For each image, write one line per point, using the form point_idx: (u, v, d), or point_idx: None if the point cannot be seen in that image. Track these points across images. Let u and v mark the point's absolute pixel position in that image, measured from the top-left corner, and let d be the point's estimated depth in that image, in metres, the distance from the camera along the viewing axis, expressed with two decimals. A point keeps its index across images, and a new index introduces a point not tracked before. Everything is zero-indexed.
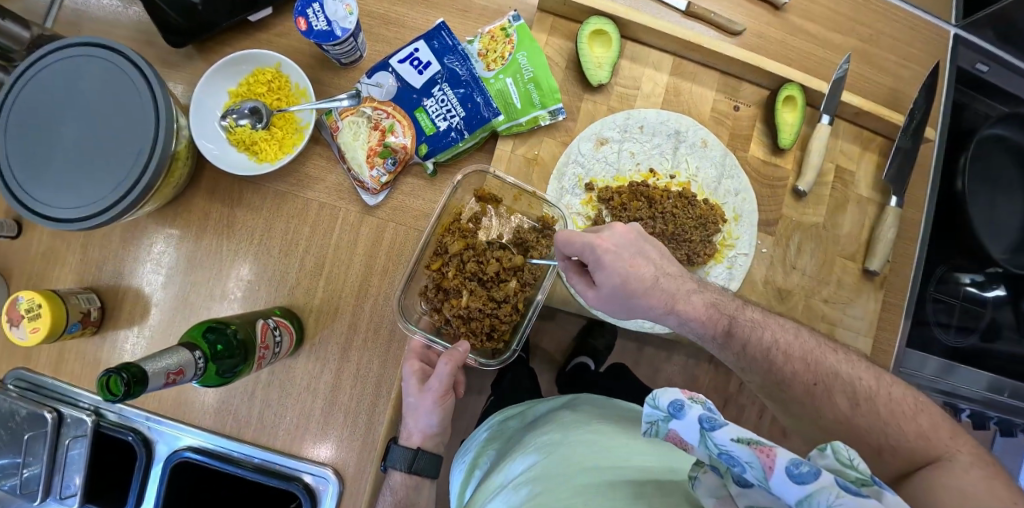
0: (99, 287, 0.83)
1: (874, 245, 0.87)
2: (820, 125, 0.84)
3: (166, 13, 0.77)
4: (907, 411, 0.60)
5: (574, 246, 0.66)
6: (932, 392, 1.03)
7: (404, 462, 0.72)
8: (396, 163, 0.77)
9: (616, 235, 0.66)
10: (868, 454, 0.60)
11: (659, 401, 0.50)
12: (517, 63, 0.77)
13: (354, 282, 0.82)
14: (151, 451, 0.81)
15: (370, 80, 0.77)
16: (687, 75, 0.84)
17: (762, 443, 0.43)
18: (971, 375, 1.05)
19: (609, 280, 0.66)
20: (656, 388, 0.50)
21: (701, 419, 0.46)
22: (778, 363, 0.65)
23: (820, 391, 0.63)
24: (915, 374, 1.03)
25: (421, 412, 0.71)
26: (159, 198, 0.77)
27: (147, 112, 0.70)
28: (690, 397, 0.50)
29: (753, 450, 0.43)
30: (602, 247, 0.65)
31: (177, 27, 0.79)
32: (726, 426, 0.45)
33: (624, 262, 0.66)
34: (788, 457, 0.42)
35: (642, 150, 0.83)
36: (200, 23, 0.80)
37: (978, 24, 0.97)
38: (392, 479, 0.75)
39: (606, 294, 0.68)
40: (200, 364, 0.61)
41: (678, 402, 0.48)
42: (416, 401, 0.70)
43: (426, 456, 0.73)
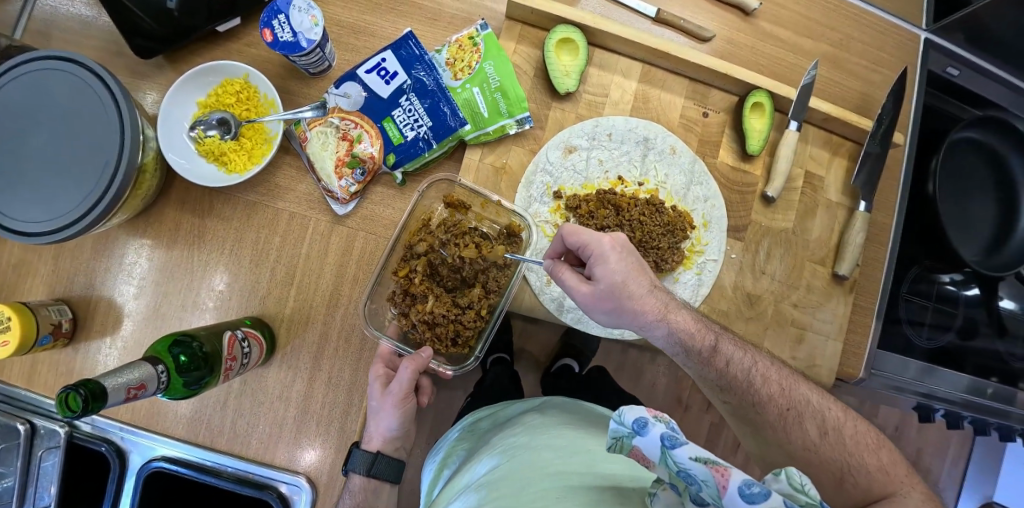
0: (72, 299, 0.83)
1: (843, 250, 0.87)
2: (788, 131, 0.85)
3: (140, 18, 0.77)
4: (871, 447, 0.63)
5: (587, 235, 0.65)
6: (910, 395, 1.03)
7: (362, 465, 0.69)
8: (364, 174, 0.77)
9: (623, 238, 0.68)
10: (829, 482, 0.61)
11: (624, 418, 0.53)
12: (484, 73, 0.77)
13: (325, 290, 0.82)
14: (125, 462, 0.81)
15: (338, 90, 0.78)
16: (656, 82, 0.84)
17: (718, 463, 0.48)
18: (949, 378, 1.05)
19: (611, 276, 0.65)
20: (623, 405, 0.53)
21: (663, 436, 0.50)
22: (755, 384, 0.66)
23: (794, 416, 0.65)
24: (894, 377, 1.03)
25: (383, 417, 0.69)
26: (129, 209, 0.77)
27: (113, 125, 0.70)
28: (654, 415, 0.53)
29: (709, 469, 0.48)
30: (610, 243, 0.66)
31: (151, 32, 0.79)
32: (686, 445, 0.50)
33: (628, 263, 0.67)
34: (741, 478, 0.47)
35: (611, 158, 0.83)
36: (177, 30, 0.80)
37: (948, 28, 0.98)
38: (352, 481, 0.71)
39: (603, 290, 0.65)
40: (163, 377, 0.61)
41: (643, 421, 0.52)
42: (379, 405, 0.69)
43: (385, 460, 0.70)
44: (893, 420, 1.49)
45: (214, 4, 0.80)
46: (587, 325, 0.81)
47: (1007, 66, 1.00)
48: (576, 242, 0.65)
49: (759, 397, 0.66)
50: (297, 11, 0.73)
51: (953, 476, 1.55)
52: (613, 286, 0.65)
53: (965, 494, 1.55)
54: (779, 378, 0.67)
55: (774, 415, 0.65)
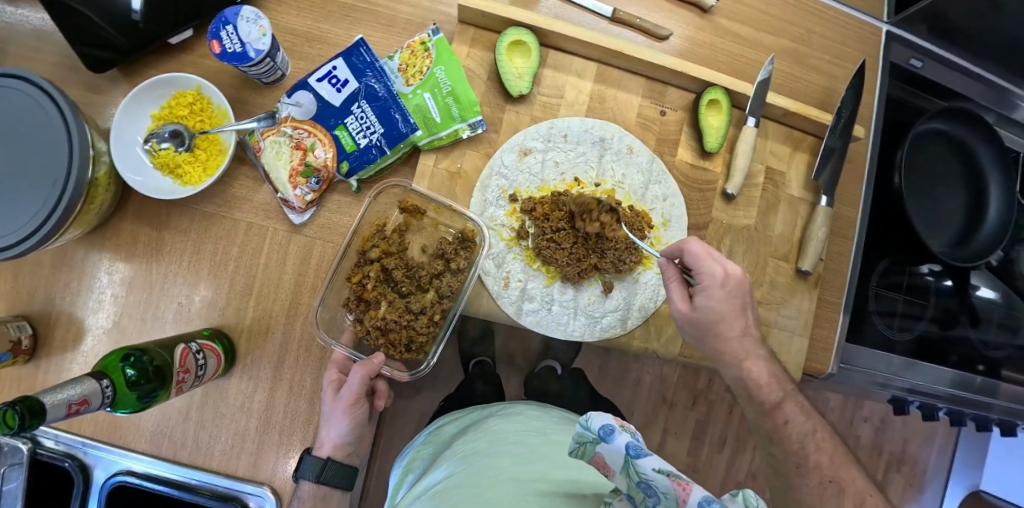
0: (31, 314, 0.82)
1: (805, 246, 0.87)
2: (746, 127, 0.84)
3: (105, 30, 0.78)
4: None
5: (702, 262, 0.70)
6: (895, 389, 1.03)
7: (312, 472, 0.67)
8: (319, 182, 0.78)
9: (737, 277, 0.71)
10: None
11: (591, 423, 0.58)
12: (435, 78, 0.77)
13: (285, 300, 0.82)
14: (89, 477, 0.81)
15: (290, 100, 0.77)
16: (612, 82, 0.84)
17: (679, 477, 0.52)
18: (932, 372, 1.05)
19: (710, 308, 0.72)
20: (591, 412, 0.58)
21: (627, 445, 0.55)
22: (806, 448, 0.70)
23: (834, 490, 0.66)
24: (878, 372, 1.03)
25: (332, 422, 0.69)
26: (82, 224, 0.76)
27: (61, 139, 0.70)
28: (620, 425, 0.58)
29: (671, 481, 0.51)
30: (721, 279, 0.70)
31: (118, 45, 0.79)
32: (648, 455, 0.54)
33: (732, 300, 0.72)
34: (700, 495, 0.50)
35: (566, 159, 0.83)
36: (142, 41, 0.80)
37: (909, 20, 0.97)
38: (302, 488, 0.70)
39: (697, 317, 0.73)
40: (108, 391, 0.61)
41: (609, 427, 0.56)
42: (329, 409, 0.69)
43: (336, 466, 0.69)
44: (875, 410, 1.49)
45: (179, 15, 0.80)
46: (545, 328, 0.80)
47: (970, 56, 1.00)
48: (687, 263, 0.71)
49: (808, 463, 0.69)
50: (244, 21, 0.73)
51: (940, 465, 1.55)
52: (703, 314, 0.72)
53: (953, 483, 1.54)
54: (832, 452, 0.69)
55: (813, 483, 0.67)
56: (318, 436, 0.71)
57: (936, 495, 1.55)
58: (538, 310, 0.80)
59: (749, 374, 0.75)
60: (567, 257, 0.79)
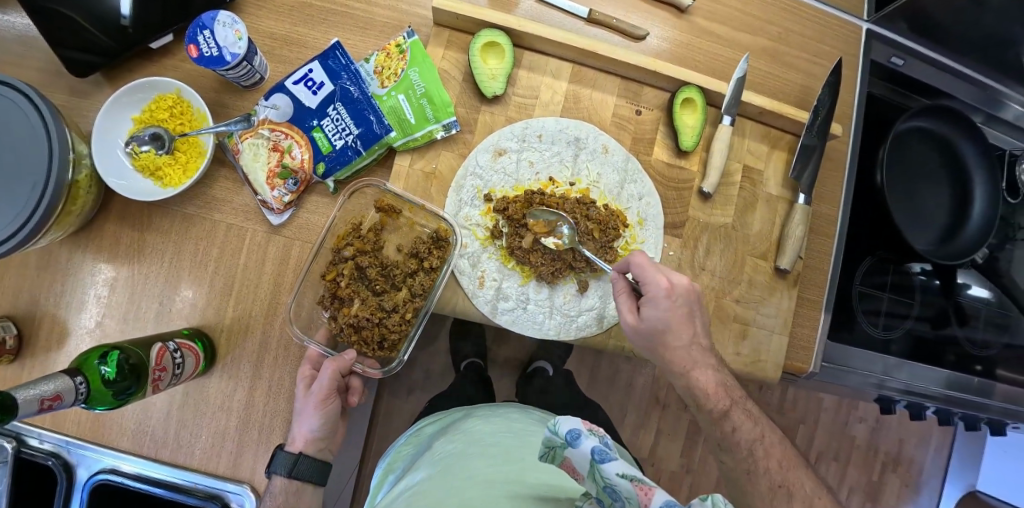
0: (17, 315, 0.84)
1: (784, 244, 0.87)
2: (722, 125, 0.85)
3: (92, 32, 0.79)
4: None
5: (648, 274, 0.71)
6: (889, 390, 1.01)
7: (284, 466, 0.68)
8: (296, 184, 0.79)
9: (684, 288, 0.72)
10: None
11: (559, 428, 0.56)
12: (410, 80, 0.78)
13: (264, 300, 0.83)
14: (73, 476, 0.83)
15: (267, 102, 0.78)
16: (587, 82, 0.84)
17: (642, 482, 0.51)
18: (923, 371, 1.04)
19: (658, 318, 0.72)
20: (559, 416, 0.57)
21: (594, 450, 0.54)
22: (755, 454, 0.70)
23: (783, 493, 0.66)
24: (868, 372, 1.02)
25: (304, 417, 0.70)
26: (64, 226, 0.78)
27: (40, 140, 0.71)
28: (588, 429, 0.56)
29: (634, 486, 0.51)
30: (668, 291, 0.71)
31: (104, 47, 0.81)
32: (614, 460, 0.53)
33: (678, 309, 0.72)
34: (662, 499, 0.50)
35: (541, 159, 0.84)
36: (128, 43, 0.82)
37: (889, 17, 0.97)
38: (274, 484, 0.70)
39: (645, 328, 0.73)
40: (82, 389, 0.62)
41: (576, 432, 0.55)
42: (301, 404, 0.70)
43: (308, 461, 0.70)
44: (869, 411, 1.48)
45: (166, 20, 0.82)
46: (521, 327, 0.81)
47: (951, 53, 1.00)
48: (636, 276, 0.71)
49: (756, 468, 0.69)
50: (220, 25, 0.74)
51: (937, 465, 1.53)
52: (649, 323, 0.72)
53: (950, 483, 1.53)
54: (781, 456, 0.69)
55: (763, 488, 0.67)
56: (290, 433, 0.72)
57: (932, 495, 1.54)
58: (514, 309, 0.81)
59: (725, 373, 0.75)
60: (542, 257, 0.80)
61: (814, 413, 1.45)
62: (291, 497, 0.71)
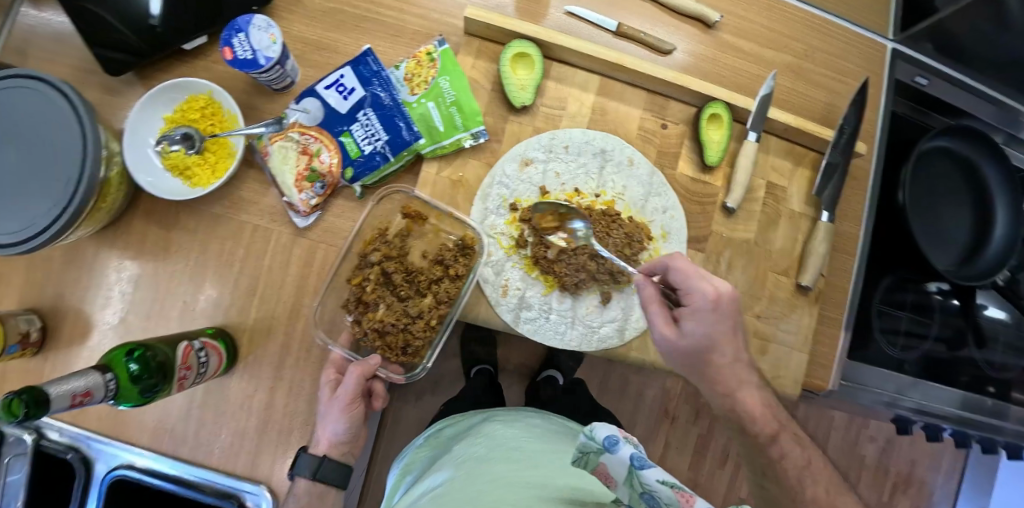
0: (41, 308, 0.85)
1: (807, 261, 0.87)
2: (747, 141, 0.85)
3: (122, 32, 0.80)
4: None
5: (689, 279, 0.71)
6: (902, 410, 1.02)
7: (308, 469, 0.68)
8: (324, 187, 0.79)
9: (728, 298, 0.72)
10: None
11: (596, 434, 0.56)
12: (440, 88, 0.79)
13: (287, 303, 0.84)
14: (91, 470, 0.83)
15: (298, 106, 0.79)
16: (614, 95, 0.85)
17: (683, 489, 0.51)
18: (941, 394, 1.05)
19: (697, 330, 0.71)
20: (596, 422, 0.57)
21: (632, 456, 0.54)
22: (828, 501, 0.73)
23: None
24: (881, 392, 1.02)
25: (329, 420, 0.70)
26: (93, 222, 0.79)
27: (76, 137, 0.72)
28: (624, 435, 0.57)
29: (674, 493, 0.51)
30: (711, 298, 0.71)
31: (133, 46, 0.82)
32: (653, 467, 0.53)
33: (721, 321, 0.72)
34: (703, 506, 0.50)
35: (567, 171, 0.84)
36: (155, 42, 0.82)
37: (914, 37, 0.98)
38: (298, 485, 0.71)
39: (682, 338, 0.72)
40: (111, 385, 0.63)
41: (614, 438, 0.55)
42: (325, 408, 0.71)
43: (332, 464, 0.70)
44: (882, 430, 1.47)
45: (194, 22, 0.82)
46: (543, 337, 0.81)
47: (971, 72, 1.00)
48: (677, 279, 0.71)
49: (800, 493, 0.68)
50: (256, 28, 0.75)
51: (947, 487, 1.53)
52: (687, 333, 0.72)
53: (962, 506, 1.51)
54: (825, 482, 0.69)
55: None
56: (314, 435, 0.73)
57: None
58: (536, 319, 0.81)
59: (747, 389, 0.74)
60: (567, 268, 0.80)
61: (826, 431, 1.44)
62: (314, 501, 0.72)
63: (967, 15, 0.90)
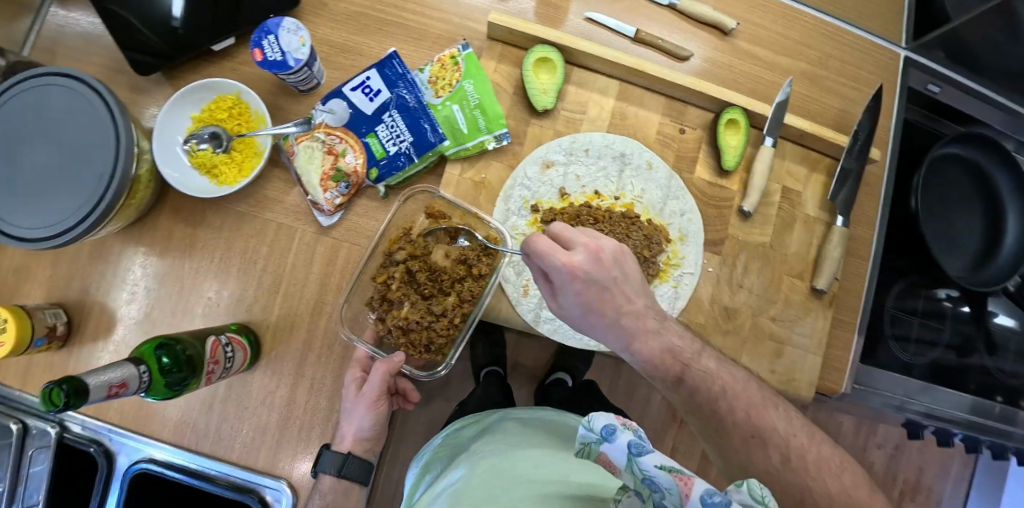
0: (66, 303, 0.87)
1: (821, 265, 0.88)
2: (764, 146, 0.87)
3: (144, 35, 0.82)
4: (831, 471, 0.62)
5: (544, 260, 0.61)
6: (910, 413, 1.03)
7: (332, 466, 0.70)
8: (348, 187, 0.81)
9: (586, 270, 0.62)
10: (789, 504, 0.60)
11: (593, 425, 0.55)
12: (464, 91, 0.81)
13: (309, 300, 0.85)
14: (113, 463, 0.84)
15: (324, 106, 0.81)
16: (634, 100, 0.86)
17: (682, 472, 0.49)
18: (949, 397, 1.06)
19: (571, 305, 0.65)
20: (592, 413, 0.56)
21: (630, 444, 0.53)
22: None
23: (795, 464, 0.62)
24: (891, 395, 1.03)
25: (355, 416, 0.72)
26: (122, 218, 0.80)
27: (110, 134, 0.74)
28: (623, 423, 0.55)
29: (673, 478, 0.49)
30: (569, 275, 0.62)
31: (157, 49, 0.83)
32: (651, 453, 0.51)
33: (590, 293, 0.63)
34: (704, 487, 0.47)
35: (588, 174, 0.85)
36: (178, 44, 0.83)
37: (927, 46, 0.99)
38: (322, 482, 0.72)
39: (568, 312, 0.66)
40: (145, 377, 0.64)
41: (611, 427, 0.54)
42: (350, 405, 0.72)
43: (356, 461, 0.72)
44: (891, 436, 1.47)
45: (216, 23, 0.84)
46: (563, 337, 0.82)
47: (982, 80, 1.02)
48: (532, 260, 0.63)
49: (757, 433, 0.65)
50: (285, 31, 0.77)
51: (955, 493, 1.53)
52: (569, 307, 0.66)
53: None
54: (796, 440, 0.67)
55: (773, 461, 0.63)
56: (338, 432, 0.74)
57: None
58: (556, 319, 0.82)
59: None
60: None
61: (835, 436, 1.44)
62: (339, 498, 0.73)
63: (982, 23, 0.93)
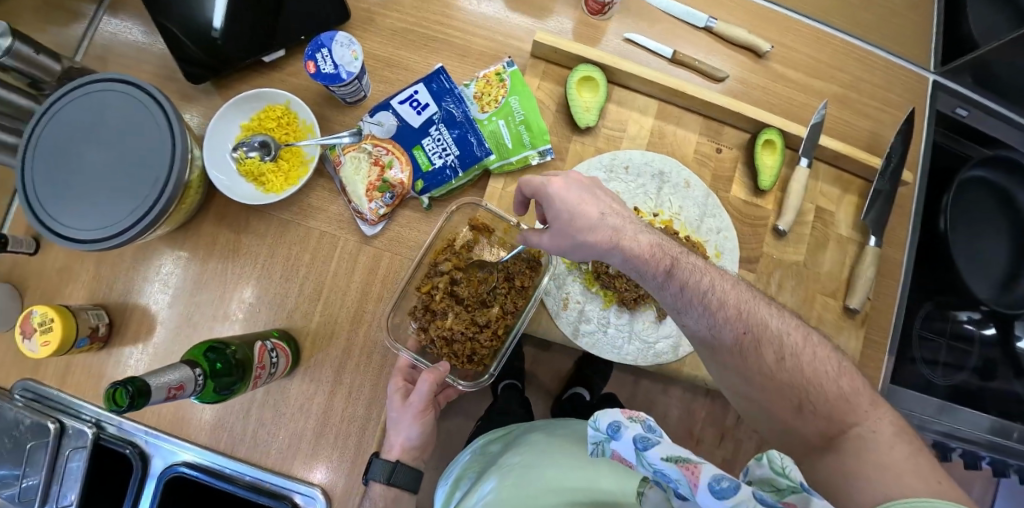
0: (108, 304, 0.88)
1: (854, 284, 0.89)
2: (799, 167, 0.88)
3: (187, 46, 0.84)
4: (831, 374, 0.62)
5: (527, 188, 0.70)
6: (933, 433, 1.04)
7: (382, 473, 0.71)
8: (393, 197, 0.82)
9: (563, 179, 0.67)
10: (787, 410, 0.62)
11: (599, 423, 0.55)
12: (510, 107, 0.83)
13: (350, 309, 0.87)
14: (148, 465, 0.85)
15: (372, 119, 0.83)
16: (672, 118, 0.88)
17: (688, 461, 0.47)
18: (973, 419, 1.06)
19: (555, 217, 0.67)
20: (597, 411, 0.56)
21: (635, 439, 0.52)
22: None
23: (790, 363, 0.63)
24: (916, 415, 1.04)
25: (403, 426, 0.73)
26: (172, 222, 0.82)
27: (166, 139, 0.76)
28: (628, 417, 0.55)
29: (679, 467, 0.47)
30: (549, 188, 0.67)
31: (197, 59, 0.85)
32: (657, 445, 0.50)
33: (569, 198, 0.66)
34: (710, 474, 0.46)
35: (627, 190, 0.87)
36: (218, 55, 0.85)
37: (956, 71, 1.02)
38: (373, 491, 0.73)
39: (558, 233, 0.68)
40: (199, 380, 0.66)
41: (615, 424, 0.54)
42: (398, 415, 0.73)
43: (404, 468, 0.72)
44: None
45: (259, 35, 0.85)
46: (600, 350, 0.84)
47: (1009, 105, 1.04)
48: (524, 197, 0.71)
49: (753, 329, 0.64)
50: (338, 45, 0.79)
51: None
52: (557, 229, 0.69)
53: None
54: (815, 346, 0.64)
55: (769, 362, 0.63)
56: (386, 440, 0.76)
57: None
58: (594, 333, 0.84)
59: None
60: (627, 284, 0.82)
61: None
62: (390, 503, 0.74)
63: (1011, 50, 0.95)
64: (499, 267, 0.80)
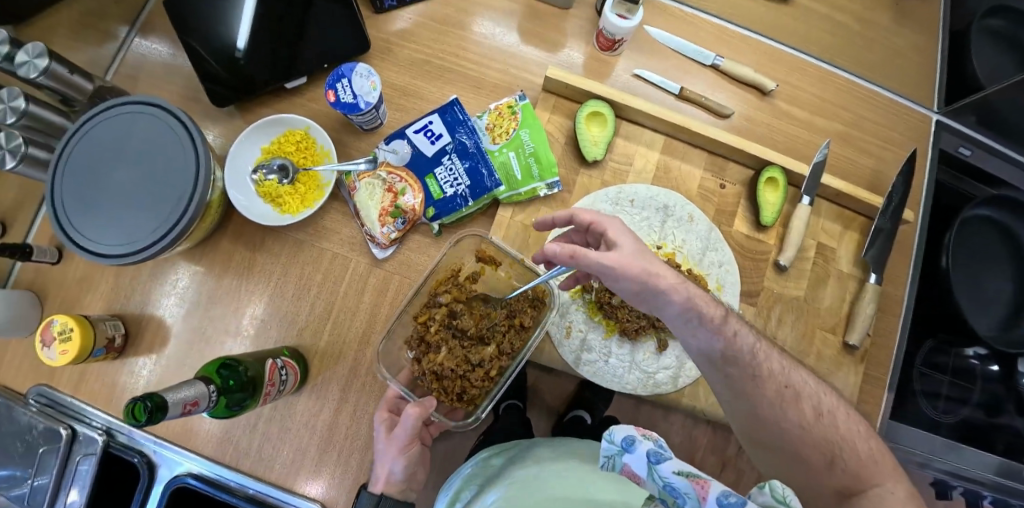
0: (125, 315, 0.91)
1: (853, 320, 0.91)
2: (801, 204, 0.90)
3: (210, 64, 0.87)
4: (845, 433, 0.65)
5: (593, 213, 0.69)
6: (935, 470, 1.04)
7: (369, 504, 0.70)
8: (404, 223, 0.84)
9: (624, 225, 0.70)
10: (820, 463, 0.64)
11: (613, 436, 0.55)
12: (520, 139, 0.86)
13: (358, 329, 0.89)
14: (154, 473, 0.87)
15: (388, 147, 0.86)
16: (677, 154, 0.91)
17: (698, 476, 0.50)
18: (976, 458, 1.06)
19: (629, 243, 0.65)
20: (612, 424, 0.56)
21: (649, 452, 0.53)
22: None
23: (790, 407, 0.66)
24: (917, 451, 1.04)
25: (387, 459, 0.74)
26: (192, 238, 0.85)
27: (189, 161, 0.79)
28: (641, 433, 0.55)
29: (691, 481, 0.49)
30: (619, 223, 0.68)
31: (219, 78, 0.88)
32: (670, 460, 0.52)
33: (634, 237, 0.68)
34: (720, 489, 0.48)
35: (631, 223, 0.89)
36: (236, 72, 0.88)
37: (958, 113, 1.04)
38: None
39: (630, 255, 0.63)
40: (213, 396, 0.68)
41: (631, 437, 0.54)
42: (385, 447, 0.74)
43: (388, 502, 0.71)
44: None
45: (280, 59, 0.89)
46: (602, 378, 0.86)
47: (1012, 146, 1.06)
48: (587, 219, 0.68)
49: (759, 372, 0.66)
50: (358, 75, 0.82)
51: None
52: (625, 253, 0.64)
53: None
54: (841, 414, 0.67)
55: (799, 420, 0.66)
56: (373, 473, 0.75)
57: None
58: (594, 362, 0.86)
59: None
60: (629, 315, 0.85)
61: None
62: None
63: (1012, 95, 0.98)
64: (502, 304, 0.83)
